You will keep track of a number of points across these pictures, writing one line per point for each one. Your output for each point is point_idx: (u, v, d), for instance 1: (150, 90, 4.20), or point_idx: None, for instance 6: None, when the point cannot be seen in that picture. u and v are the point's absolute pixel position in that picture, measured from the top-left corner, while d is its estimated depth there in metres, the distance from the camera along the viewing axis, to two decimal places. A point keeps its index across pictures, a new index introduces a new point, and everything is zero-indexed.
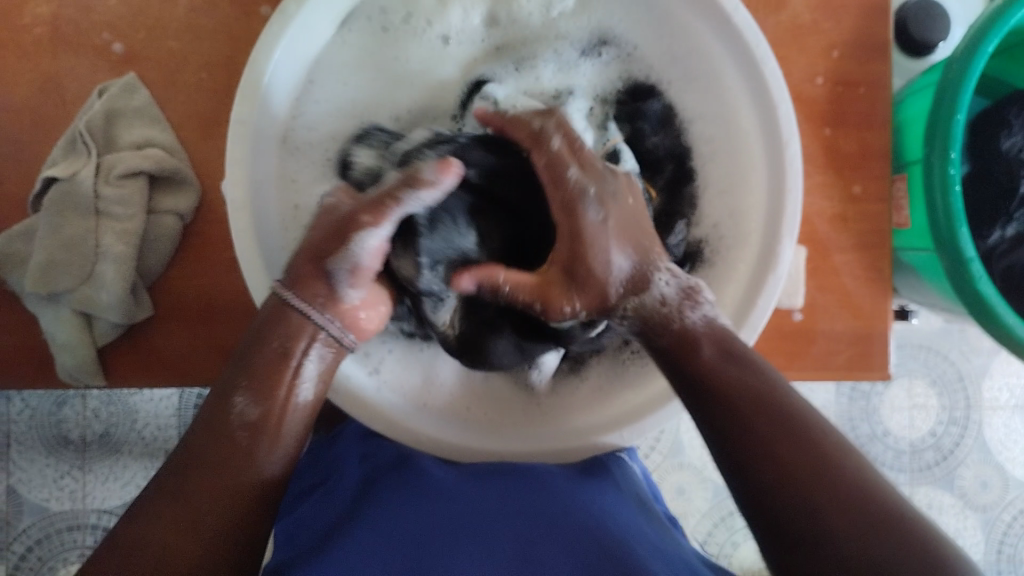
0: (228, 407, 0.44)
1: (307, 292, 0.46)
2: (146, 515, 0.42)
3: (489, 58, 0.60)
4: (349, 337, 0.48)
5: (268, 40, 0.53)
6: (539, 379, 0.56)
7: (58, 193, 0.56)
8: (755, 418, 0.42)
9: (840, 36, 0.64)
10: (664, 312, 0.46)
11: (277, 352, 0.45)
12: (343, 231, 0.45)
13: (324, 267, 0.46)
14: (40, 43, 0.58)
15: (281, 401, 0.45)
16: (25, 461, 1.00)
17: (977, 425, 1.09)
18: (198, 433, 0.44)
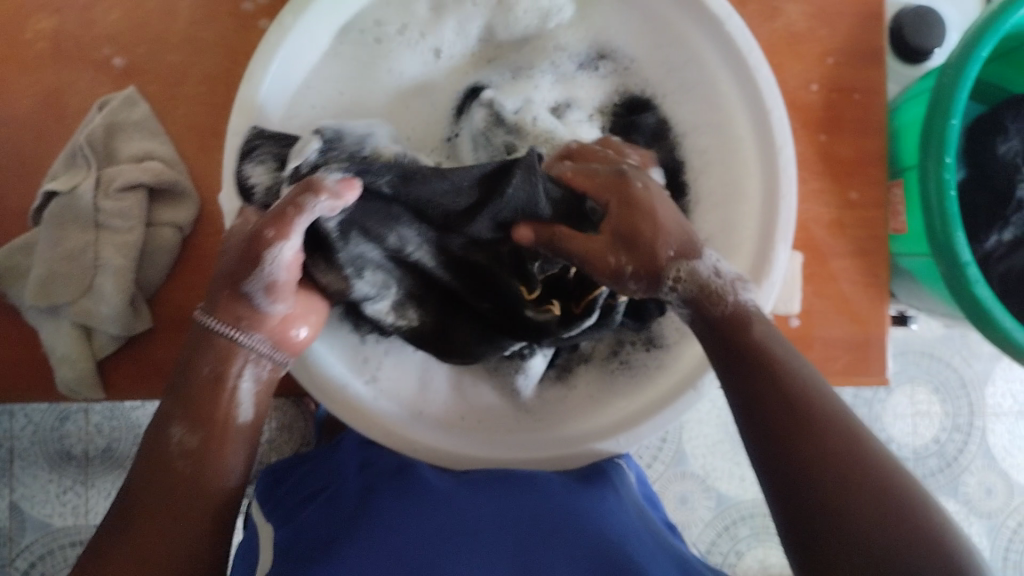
0: (168, 437, 0.45)
1: (228, 316, 0.45)
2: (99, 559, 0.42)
3: (481, 68, 0.61)
4: (279, 353, 0.48)
5: (264, 52, 0.54)
6: (525, 385, 0.58)
7: (58, 207, 0.56)
8: (790, 413, 0.41)
9: (834, 43, 0.65)
10: (719, 283, 0.44)
11: (211, 377, 0.45)
12: (251, 252, 0.43)
13: (241, 287, 0.44)
14: (42, 58, 0.58)
15: (220, 422, 0.45)
16: (27, 476, 1.00)
17: (981, 431, 1.09)
18: (139, 473, 0.44)
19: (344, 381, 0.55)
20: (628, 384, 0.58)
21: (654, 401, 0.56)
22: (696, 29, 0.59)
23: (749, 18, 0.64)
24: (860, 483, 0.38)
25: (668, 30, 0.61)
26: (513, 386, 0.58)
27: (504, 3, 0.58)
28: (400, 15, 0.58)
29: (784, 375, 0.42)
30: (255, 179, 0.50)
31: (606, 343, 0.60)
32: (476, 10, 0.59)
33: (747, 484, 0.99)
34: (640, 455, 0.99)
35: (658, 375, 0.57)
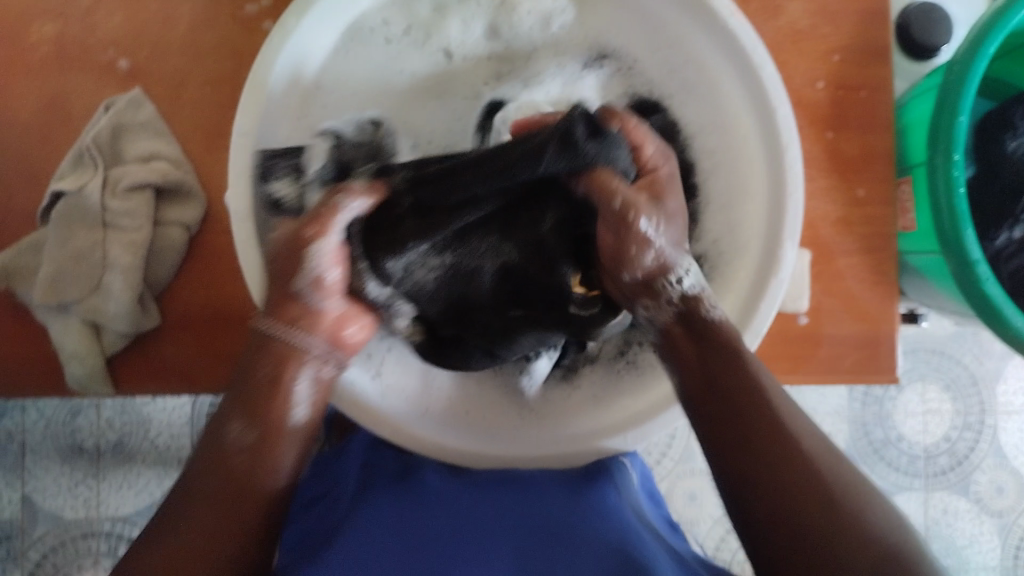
0: (225, 433, 0.46)
1: (285, 316, 0.46)
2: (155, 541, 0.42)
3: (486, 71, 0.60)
4: (335, 356, 0.49)
5: (268, 53, 0.54)
6: (530, 385, 0.57)
7: (66, 206, 0.57)
8: (758, 444, 0.44)
9: (840, 40, 0.64)
10: (696, 299, 0.48)
11: (268, 378, 0.46)
12: (295, 249, 0.45)
13: (293, 288, 0.46)
14: (48, 60, 0.59)
15: (277, 419, 0.46)
16: (40, 470, 1.01)
17: (991, 430, 1.08)
18: (200, 463, 0.45)
19: (352, 381, 0.55)
20: (632, 383, 0.58)
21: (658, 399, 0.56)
22: (695, 29, 0.59)
23: (754, 16, 0.64)
24: (812, 500, 0.41)
25: (664, 30, 0.61)
26: (519, 384, 0.58)
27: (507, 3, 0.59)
28: (405, 18, 0.59)
29: (754, 389, 0.45)
30: (280, 193, 0.53)
31: (614, 344, 0.59)
32: (479, 10, 0.59)
33: None
34: (650, 451, 0.98)
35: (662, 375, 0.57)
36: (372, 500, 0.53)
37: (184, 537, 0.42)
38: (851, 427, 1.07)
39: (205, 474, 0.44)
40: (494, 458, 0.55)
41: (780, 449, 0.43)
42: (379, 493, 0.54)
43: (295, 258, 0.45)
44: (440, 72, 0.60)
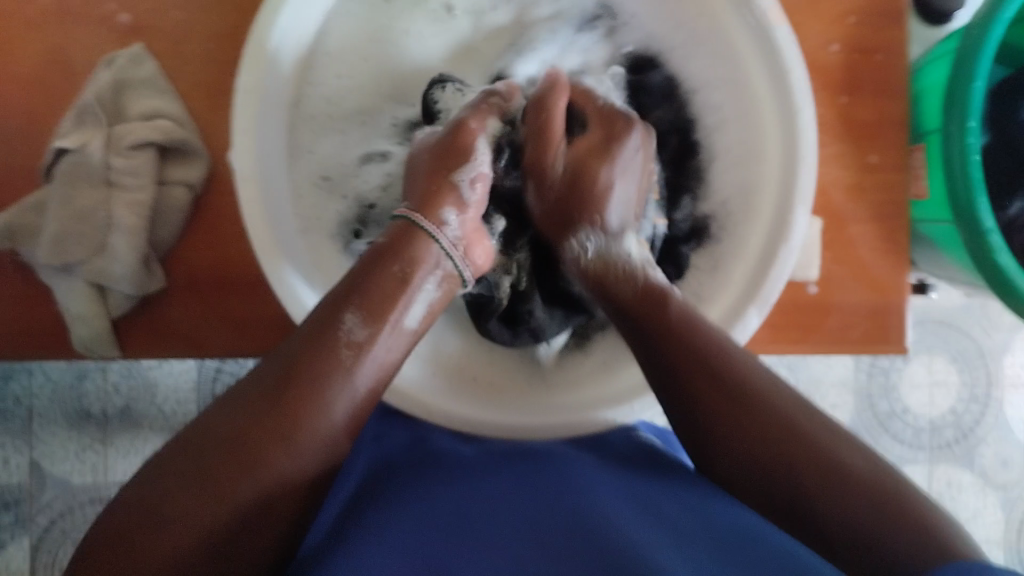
0: (338, 322, 0.44)
1: (435, 215, 0.50)
2: (198, 437, 0.40)
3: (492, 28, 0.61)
4: (467, 268, 0.51)
5: (269, 6, 0.51)
6: (546, 351, 0.59)
7: (69, 165, 0.56)
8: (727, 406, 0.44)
9: (857, 1, 0.63)
10: (626, 266, 0.52)
11: (397, 276, 0.47)
12: (454, 148, 0.52)
13: (449, 180, 0.51)
14: (50, 15, 0.58)
15: (386, 323, 0.46)
16: (47, 435, 1.01)
17: (998, 402, 1.08)
18: (302, 341, 0.44)
19: None
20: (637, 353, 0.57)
21: None
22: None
23: None
24: (797, 453, 0.41)
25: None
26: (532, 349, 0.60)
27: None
28: None
29: (714, 349, 0.46)
30: (442, 104, 0.58)
31: None
32: None
33: None
34: None
35: None
36: (397, 468, 0.54)
37: (249, 421, 0.40)
38: (857, 400, 1.07)
39: (288, 357, 0.43)
40: (494, 428, 0.53)
41: (736, 405, 0.44)
42: (400, 465, 0.54)
43: (452, 155, 0.52)
44: (442, 30, 0.61)
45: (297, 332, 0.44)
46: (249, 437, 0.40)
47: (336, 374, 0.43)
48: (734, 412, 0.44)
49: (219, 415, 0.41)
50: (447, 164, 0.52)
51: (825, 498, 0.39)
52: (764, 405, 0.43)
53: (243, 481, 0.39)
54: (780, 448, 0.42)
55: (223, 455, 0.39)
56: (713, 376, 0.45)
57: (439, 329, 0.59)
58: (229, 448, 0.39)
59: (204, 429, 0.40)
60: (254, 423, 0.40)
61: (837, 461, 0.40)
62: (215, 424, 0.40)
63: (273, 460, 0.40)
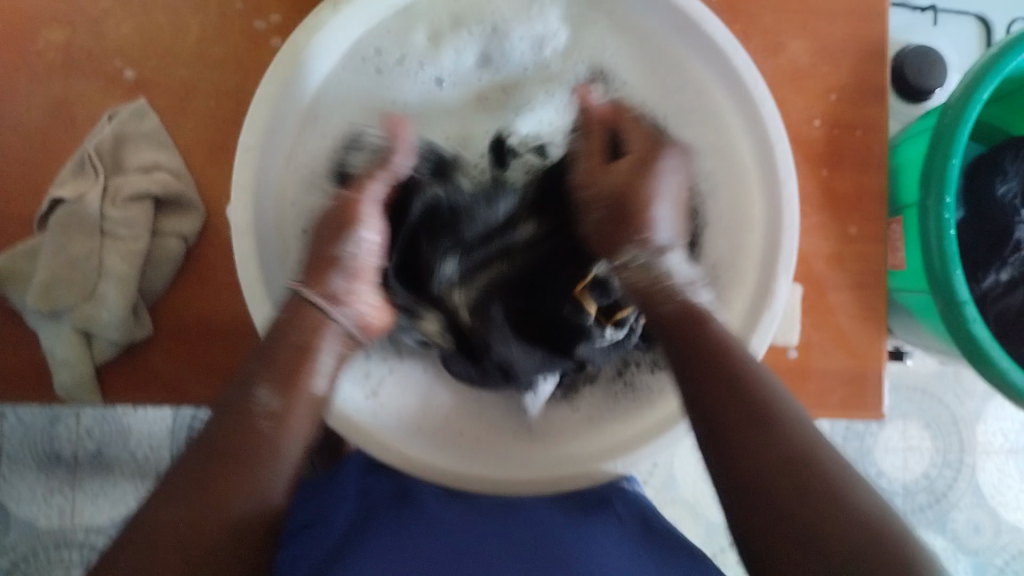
0: (252, 400, 0.44)
1: (324, 287, 0.48)
2: (141, 535, 0.41)
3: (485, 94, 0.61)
4: (360, 334, 0.50)
5: (278, 70, 0.53)
6: (533, 403, 0.57)
7: (64, 213, 0.57)
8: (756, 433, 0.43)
9: (838, 80, 0.66)
10: (666, 286, 0.49)
11: (298, 346, 0.46)
12: (341, 225, 0.50)
13: (333, 254, 0.49)
14: (53, 67, 0.59)
15: (300, 394, 0.46)
16: (15, 477, 0.99)
17: (970, 468, 1.09)
18: (221, 427, 0.44)
19: (345, 398, 0.53)
20: (622, 411, 0.56)
21: (641, 432, 0.54)
22: (695, 63, 0.59)
23: (753, 54, 0.65)
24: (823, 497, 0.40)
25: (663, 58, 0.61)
26: (520, 404, 0.58)
27: (499, 31, 0.59)
28: (399, 48, 0.59)
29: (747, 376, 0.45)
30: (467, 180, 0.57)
31: (613, 362, 0.59)
32: (473, 37, 0.59)
33: None
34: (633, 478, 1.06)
35: (652, 404, 0.55)
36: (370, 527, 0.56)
37: (188, 517, 0.41)
38: None
39: (217, 436, 0.44)
40: (470, 479, 0.52)
41: (755, 429, 0.43)
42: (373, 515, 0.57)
43: (341, 228, 0.50)
44: (432, 100, 0.60)
45: (218, 410, 0.45)
46: (179, 528, 0.41)
47: (263, 453, 0.43)
48: (753, 434, 0.43)
49: (155, 510, 0.42)
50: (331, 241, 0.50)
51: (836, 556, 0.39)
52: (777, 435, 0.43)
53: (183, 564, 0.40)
54: (790, 480, 0.41)
55: (164, 555, 0.40)
56: (734, 396, 0.45)
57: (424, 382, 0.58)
58: (172, 546, 0.41)
59: (145, 517, 0.42)
60: (189, 520, 0.41)
61: (829, 504, 0.40)
62: (155, 512, 0.42)
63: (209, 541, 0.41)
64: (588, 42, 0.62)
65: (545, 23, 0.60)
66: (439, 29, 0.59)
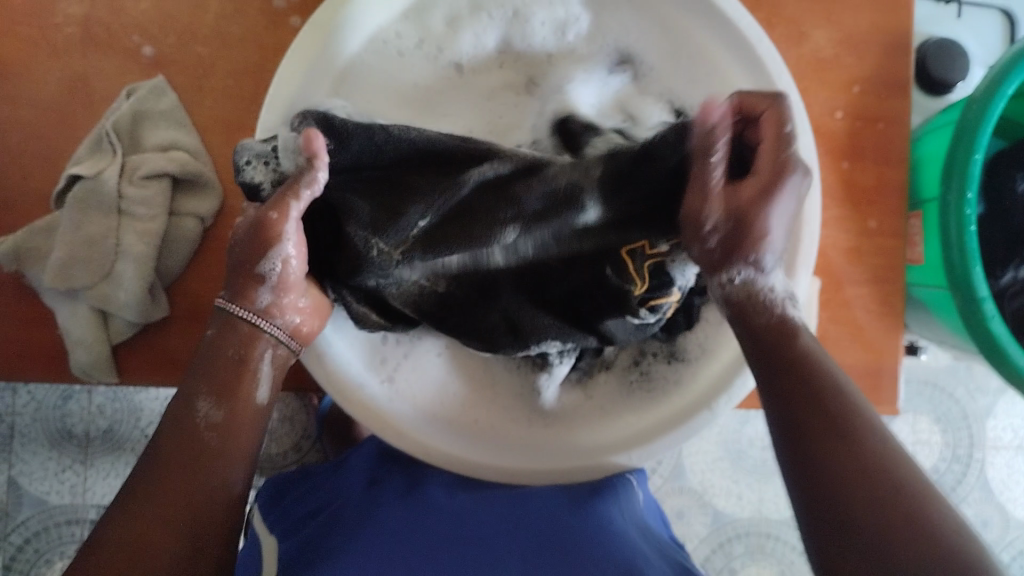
0: (192, 411, 0.45)
1: (251, 304, 0.47)
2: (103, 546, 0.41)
3: (506, 80, 0.59)
4: (293, 342, 0.49)
5: (301, 52, 0.55)
6: (546, 386, 0.55)
7: (83, 190, 0.56)
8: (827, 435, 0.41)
9: (862, 72, 0.65)
10: (756, 302, 0.46)
11: (235, 360, 0.47)
12: (259, 242, 0.45)
13: (256, 272, 0.46)
14: (72, 43, 0.58)
15: (242, 400, 0.46)
16: (27, 453, 1.00)
17: (979, 464, 1.09)
18: (166, 439, 0.45)
19: (360, 381, 0.54)
20: (639, 399, 0.56)
21: (662, 422, 0.55)
22: (721, 51, 0.58)
23: (777, 42, 0.64)
24: (887, 502, 0.38)
25: (688, 44, 0.59)
26: (534, 385, 0.56)
27: (520, 15, 0.57)
28: (417, 31, 0.58)
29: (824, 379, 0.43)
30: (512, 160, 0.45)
31: (629, 351, 0.57)
32: (493, 22, 0.58)
33: (743, 502, 1.07)
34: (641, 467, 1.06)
35: (669, 396, 0.56)
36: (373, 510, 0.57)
37: (141, 525, 0.42)
38: None
39: (170, 451, 0.44)
40: (490, 468, 0.53)
41: (837, 437, 0.41)
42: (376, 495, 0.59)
43: (259, 244, 0.45)
44: (454, 86, 0.59)
45: (159, 430, 0.45)
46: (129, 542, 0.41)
47: (206, 459, 0.44)
48: (837, 442, 0.40)
49: (108, 524, 0.42)
50: (252, 254, 0.45)
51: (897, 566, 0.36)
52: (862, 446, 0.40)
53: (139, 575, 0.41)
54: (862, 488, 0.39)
55: (122, 562, 0.41)
56: (821, 404, 0.42)
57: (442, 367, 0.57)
58: (128, 555, 0.41)
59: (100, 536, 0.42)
60: (148, 526, 0.42)
61: (911, 521, 0.37)
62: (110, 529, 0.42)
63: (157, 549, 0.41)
64: (612, 27, 0.59)
65: (568, 8, 0.58)
66: (458, 13, 0.58)
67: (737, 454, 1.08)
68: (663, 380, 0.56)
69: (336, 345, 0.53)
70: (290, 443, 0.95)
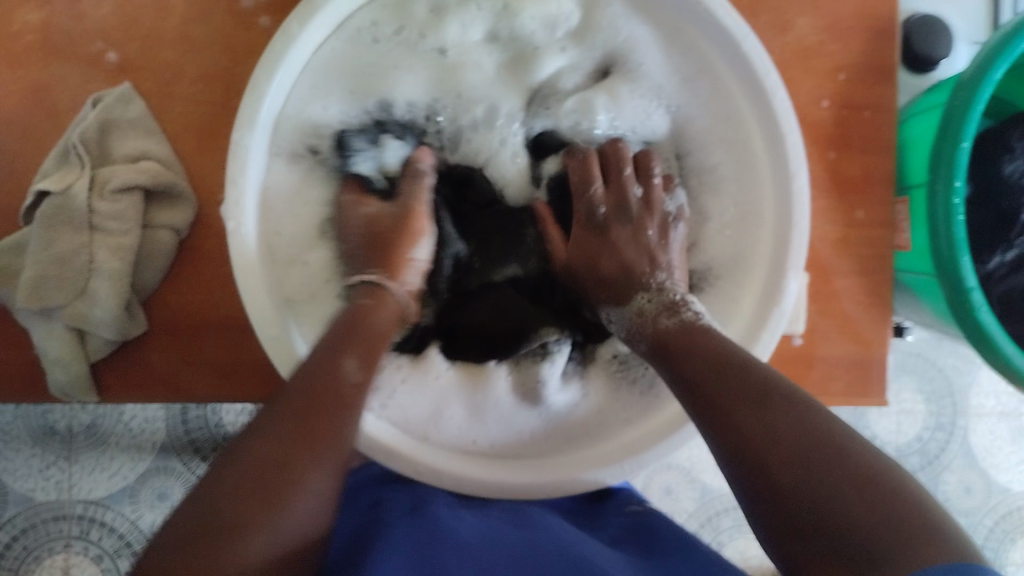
0: (336, 367, 0.45)
1: (401, 277, 0.52)
2: (232, 465, 0.40)
3: (493, 71, 0.58)
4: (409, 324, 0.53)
5: (269, 59, 0.48)
6: (550, 374, 0.55)
7: (51, 207, 0.54)
8: (739, 405, 0.43)
9: (847, 58, 0.64)
10: (640, 319, 0.52)
11: (382, 330, 0.48)
12: (406, 225, 0.53)
13: (410, 251, 0.53)
14: (34, 51, 0.57)
15: (372, 364, 0.46)
16: (10, 451, 0.99)
17: (962, 431, 1.10)
18: (302, 379, 0.44)
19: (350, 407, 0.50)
20: (633, 408, 0.56)
21: (657, 428, 0.53)
22: (712, 45, 0.54)
23: (761, 31, 0.63)
24: (814, 446, 0.39)
25: (680, 35, 0.56)
26: (537, 379, 0.55)
27: (510, 8, 0.55)
28: (397, 18, 0.54)
29: (728, 353, 0.46)
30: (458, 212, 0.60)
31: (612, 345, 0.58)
32: (480, 14, 0.55)
33: None
34: None
35: (661, 403, 0.54)
36: (381, 529, 0.50)
37: (274, 451, 0.40)
38: None
39: (282, 419, 0.42)
40: (488, 486, 0.50)
41: (752, 406, 0.43)
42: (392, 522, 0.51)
43: (409, 233, 0.53)
44: (437, 71, 0.56)
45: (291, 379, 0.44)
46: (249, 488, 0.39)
47: (337, 406, 0.43)
48: (750, 411, 0.42)
49: (240, 449, 0.41)
50: (404, 242, 0.52)
51: (829, 511, 0.37)
52: (777, 409, 0.42)
53: (278, 497, 0.39)
54: (788, 442, 0.40)
55: (245, 481, 0.39)
56: (734, 375, 0.45)
57: (435, 390, 0.54)
58: (252, 476, 0.39)
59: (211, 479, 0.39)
60: (279, 452, 0.40)
61: (837, 460, 0.38)
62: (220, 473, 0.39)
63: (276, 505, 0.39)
64: (603, 25, 0.56)
65: (560, 3, 0.55)
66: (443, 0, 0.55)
67: None
68: (647, 375, 0.56)
69: None
70: None
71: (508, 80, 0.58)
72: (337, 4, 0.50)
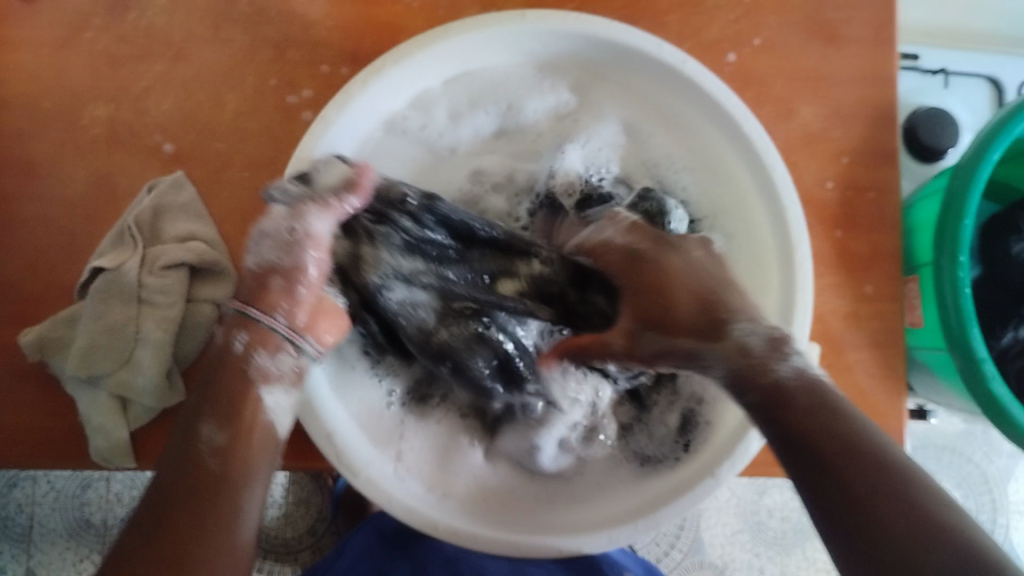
0: (197, 435, 0.46)
1: (268, 305, 0.49)
2: (117, 555, 0.42)
3: (501, 146, 0.64)
4: (303, 339, 0.50)
5: (307, 145, 0.53)
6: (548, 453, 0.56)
7: (104, 282, 0.59)
8: (868, 501, 0.39)
9: (850, 143, 0.68)
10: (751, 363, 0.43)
11: (242, 374, 0.48)
12: (290, 246, 0.49)
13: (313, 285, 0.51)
14: (97, 143, 0.63)
15: (247, 419, 0.47)
16: (45, 543, 1.00)
17: (1004, 529, 1.05)
18: (170, 471, 0.45)
19: (371, 462, 0.53)
20: (631, 478, 0.57)
21: (663, 491, 0.53)
22: (711, 129, 0.59)
23: (766, 119, 0.68)
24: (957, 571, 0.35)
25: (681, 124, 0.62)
26: (532, 442, 0.56)
27: (513, 107, 0.62)
28: (421, 117, 0.60)
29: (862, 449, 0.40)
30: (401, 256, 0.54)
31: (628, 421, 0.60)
32: (490, 113, 0.62)
33: None
34: (659, 542, 1.05)
35: (672, 469, 0.55)
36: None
37: (146, 552, 0.42)
38: None
39: (171, 496, 0.44)
40: (494, 542, 0.51)
41: (849, 481, 0.39)
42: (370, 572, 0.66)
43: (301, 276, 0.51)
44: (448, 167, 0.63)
45: (164, 461, 0.46)
46: (188, 541, 0.43)
47: (222, 487, 0.45)
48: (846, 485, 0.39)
49: (121, 542, 0.43)
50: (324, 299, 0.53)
51: None
52: (862, 459, 0.40)
53: None
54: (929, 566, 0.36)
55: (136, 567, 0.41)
56: (869, 477, 0.39)
57: (433, 439, 0.58)
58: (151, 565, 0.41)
59: (148, 506, 0.44)
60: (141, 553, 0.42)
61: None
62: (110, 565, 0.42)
63: (211, 550, 0.43)
64: (600, 106, 0.63)
65: (558, 96, 0.62)
66: (458, 107, 0.61)
67: (756, 526, 1.07)
68: (667, 452, 0.57)
69: (342, 428, 0.53)
70: (305, 527, 1.03)
71: (521, 146, 0.63)
72: (369, 95, 0.55)
